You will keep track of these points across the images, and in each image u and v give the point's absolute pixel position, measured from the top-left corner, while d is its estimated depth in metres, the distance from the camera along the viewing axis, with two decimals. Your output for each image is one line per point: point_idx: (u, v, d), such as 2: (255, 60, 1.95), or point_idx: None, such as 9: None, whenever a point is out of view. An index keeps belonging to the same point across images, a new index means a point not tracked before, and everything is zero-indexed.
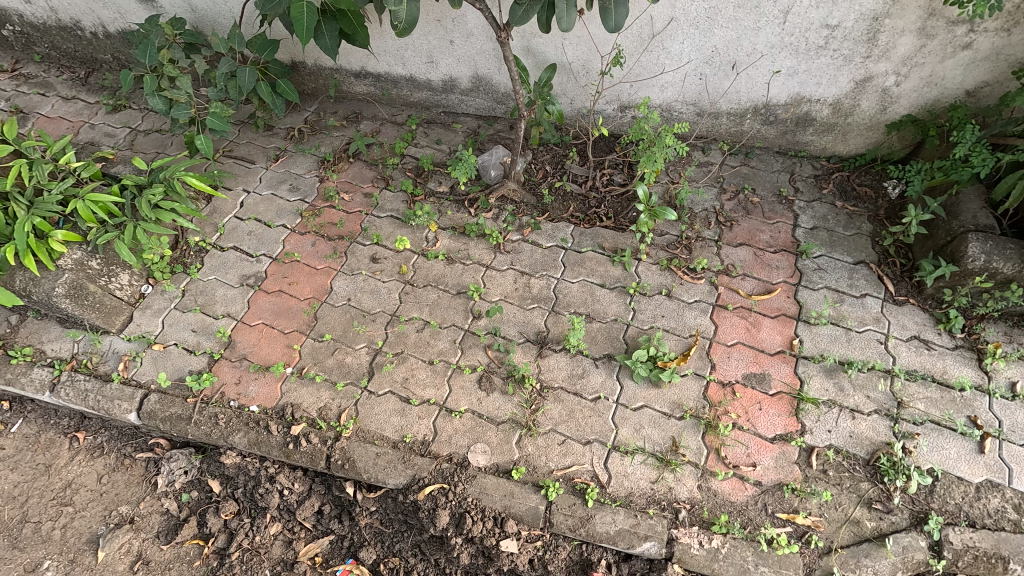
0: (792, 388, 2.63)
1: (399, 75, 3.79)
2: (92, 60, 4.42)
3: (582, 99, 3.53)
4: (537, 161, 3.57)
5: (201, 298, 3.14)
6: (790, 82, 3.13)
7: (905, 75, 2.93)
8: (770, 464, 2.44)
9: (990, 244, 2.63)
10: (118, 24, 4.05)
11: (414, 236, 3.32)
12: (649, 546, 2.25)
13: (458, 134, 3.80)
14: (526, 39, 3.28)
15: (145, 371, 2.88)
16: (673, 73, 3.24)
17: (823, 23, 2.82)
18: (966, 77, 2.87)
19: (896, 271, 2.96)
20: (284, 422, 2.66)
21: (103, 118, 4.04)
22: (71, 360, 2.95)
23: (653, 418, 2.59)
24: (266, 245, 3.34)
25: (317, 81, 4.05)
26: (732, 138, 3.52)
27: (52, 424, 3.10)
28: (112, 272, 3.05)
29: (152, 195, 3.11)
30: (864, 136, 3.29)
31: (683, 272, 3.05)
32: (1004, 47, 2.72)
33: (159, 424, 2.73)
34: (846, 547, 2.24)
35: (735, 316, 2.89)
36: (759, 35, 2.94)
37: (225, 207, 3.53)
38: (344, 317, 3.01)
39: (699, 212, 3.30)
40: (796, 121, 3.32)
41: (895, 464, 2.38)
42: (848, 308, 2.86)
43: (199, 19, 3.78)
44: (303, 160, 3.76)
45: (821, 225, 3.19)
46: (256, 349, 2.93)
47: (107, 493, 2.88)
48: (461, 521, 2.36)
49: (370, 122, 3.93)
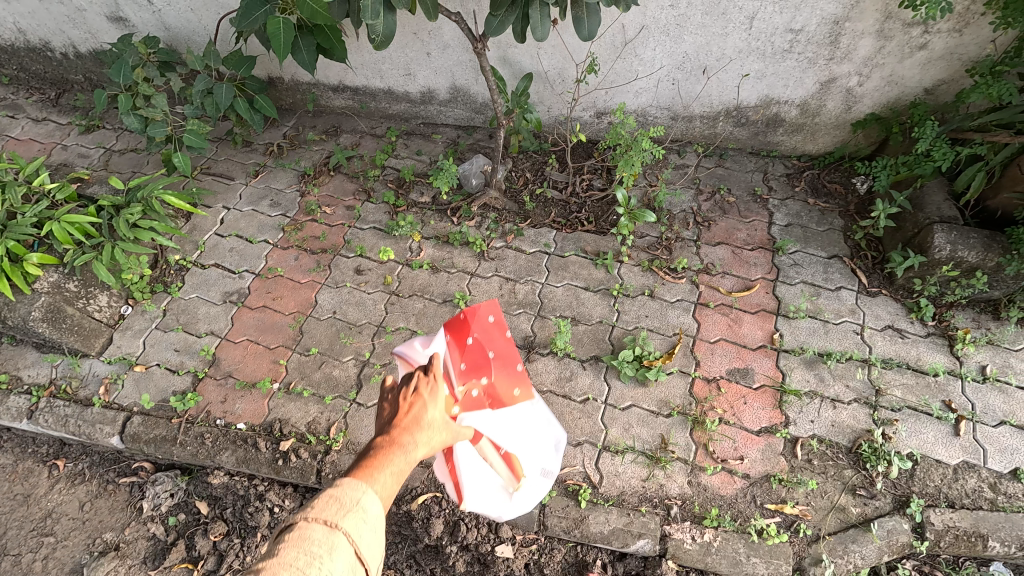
0: (774, 381, 2.69)
1: (377, 88, 3.82)
2: (62, 81, 4.37)
3: (559, 107, 3.60)
4: (518, 169, 3.62)
5: (183, 317, 3.10)
6: (758, 85, 3.23)
7: (867, 76, 3.06)
8: (757, 456, 2.49)
9: (954, 234, 2.73)
10: (89, 44, 4.01)
11: (397, 246, 3.33)
12: (643, 543, 2.28)
13: (438, 144, 3.83)
14: (501, 49, 3.33)
15: (127, 394, 2.83)
16: (646, 78, 3.32)
17: (787, 27, 2.92)
18: (923, 76, 3.00)
19: (869, 263, 3.05)
20: (272, 438, 2.64)
21: (76, 139, 3.99)
22: (49, 386, 2.88)
23: (641, 416, 2.63)
24: (248, 261, 3.32)
25: (295, 95, 4.06)
26: (706, 140, 3.62)
27: (30, 453, 3.02)
28: (90, 293, 3.01)
29: (130, 214, 3.10)
30: (832, 135, 3.41)
31: (664, 273, 3.11)
32: (957, 47, 2.85)
33: (143, 447, 2.69)
34: (834, 533, 2.30)
35: (716, 313, 2.95)
36: (727, 40, 3.04)
37: (205, 224, 3.50)
38: (330, 330, 3.00)
39: (677, 213, 3.37)
40: (766, 122, 3.42)
41: (876, 450, 2.45)
42: (825, 301, 2.95)
43: (173, 37, 3.77)
44: (283, 174, 3.75)
45: (795, 222, 3.28)
46: (241, 365, 2.90)
47: (90, 521, 2.81)
48: (456, 529, 2.38)
49: (349, 135, 3.94)
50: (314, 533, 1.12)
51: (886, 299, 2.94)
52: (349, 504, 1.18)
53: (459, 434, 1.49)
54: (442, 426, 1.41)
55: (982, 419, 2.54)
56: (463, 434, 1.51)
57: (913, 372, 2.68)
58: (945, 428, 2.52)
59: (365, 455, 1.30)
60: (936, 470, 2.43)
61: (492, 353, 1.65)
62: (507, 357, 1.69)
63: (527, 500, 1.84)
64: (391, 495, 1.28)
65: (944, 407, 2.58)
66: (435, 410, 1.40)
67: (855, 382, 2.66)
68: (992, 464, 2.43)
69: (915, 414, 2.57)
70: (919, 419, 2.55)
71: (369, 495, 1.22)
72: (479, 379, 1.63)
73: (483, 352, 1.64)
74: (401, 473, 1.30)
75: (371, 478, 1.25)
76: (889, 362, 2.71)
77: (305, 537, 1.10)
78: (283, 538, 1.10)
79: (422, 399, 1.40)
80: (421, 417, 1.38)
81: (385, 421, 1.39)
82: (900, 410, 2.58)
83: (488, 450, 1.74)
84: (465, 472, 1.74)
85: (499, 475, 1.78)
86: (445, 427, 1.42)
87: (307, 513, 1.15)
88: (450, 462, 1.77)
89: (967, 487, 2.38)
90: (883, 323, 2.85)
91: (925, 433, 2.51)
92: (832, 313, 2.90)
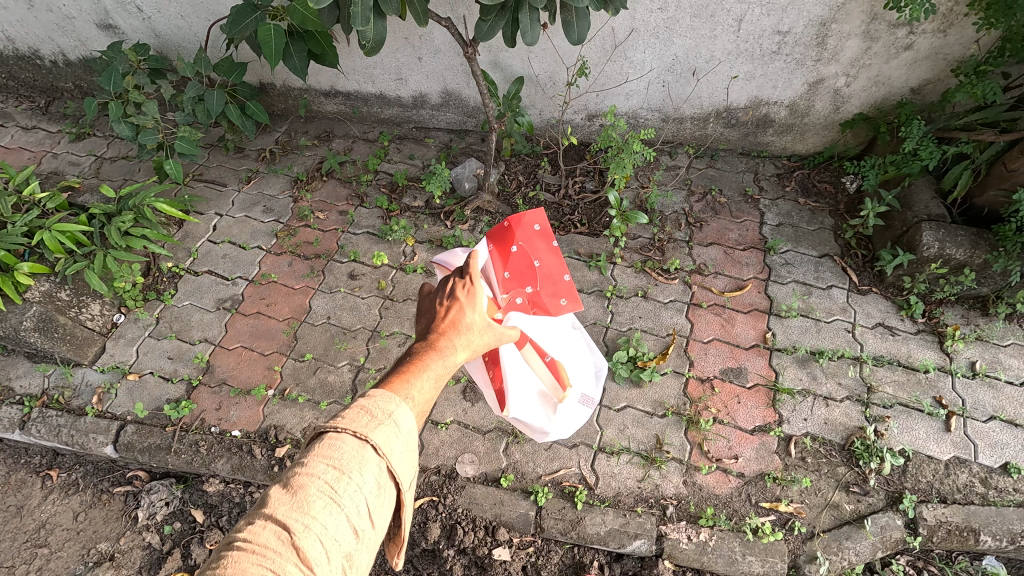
0: (768, 380, 2.71)
1: (369, 93, 3.82)
2: (52, 89, 4.35)
3: (550, 110, 3.61)
4: (510, 172, 3.63)
5: (177, 324, 3.09)
6: (748, 87, 3.26)
7: (854, 76, 3.09)
8: (751, 455, 2.51)
9: (942, 232, 2.76)
10: (78, 51, 3.99)
11: (391, 251, 3.33)
12: (639, 544, 2.29)
13: (430, 149, 3.84)
14: (492, 53, 3.35)
15: (121, 402, 2.82)
16: (637, 81, 3.34)
17: (775, 29, 2.95)
18: (910, 76, 3.03)
19: (859, 262, 3.08)
20: (268, 445, 2.64)
21: (66, 147, 3.97)
22: (42, 396, 2.87)
23: (636, 417, 2.64)
24: (241, 267, 3.31)
25: (287, 101, 4.06)
26: (697, 141, 3.64)
27: (23, 463, 3.00)
28: (82, 302, 2.99)
29: (122, 222, 3.09)
30: (821, 135, 3.44)
31: (657, 274, 3.13)
32: (942, 48, 2.88)
33: (137, 456, 2.68)
34: (828, 531, 2.32)
35: (709, 313, 2.97)
36: (716, 43, 3.07)
37: (198, 230, 3.49)
38: (325, 336, 3.00)
39: (669, 214, 3.39)
40: (756, 123, 3.45)
41: (868, 447, 2.47)
42: (816, 300, 2.98)
43: (163, 44, 3.76)
44: (276, 180, 3.75)
45: (786, 221, 3.31)
46: (236, 372, 2.89)
47: (84, 531, 2.80)
48: (453, 532, 2.39)
49: (342, 141, 3.94)
50: (346, 445, 1.16)
51: (877, 297, 2.96)
52: (380, 416, 1.22)
53: (502, 334, 1.61)
54: (481, 328, 1.54)
55: (973, 415, 2.56)
56: (507, 335, 1.63)
57: (904, 368, 2.71)
58: (936, 424, 2.55)
59: (406, 360, 1.43)
60: (928, 465, 2.45)
61: (538, 263, 1.73)
62: (552, 270, 1.74)
63: (568, 411, 1.87)
64: (430, 396, 1.40)
65: (935, 403, 2.60)
66: (473, 313, 1.54)
67: (847, 380, 2.69)
68: (983, 459, 2.45)
69: (907, 411, 2.59)
70: (911, 415, 2.57)
71: (401, 408, 1.27)
72: (521, 288, 1.71)
73: (528, 261, 1.72)
74: (439, 377, 1.43)
75: (410, 380, 1.36)
76: (880, 360, 2.73)
77: (336, 447, 1.15)
78: (316, 447, 1.16)
79: (459, 304, 1.54)
80: (460, 321, 1.52)
81: (425, 328, 1.54)
82: (892, 407, 2.60)
83: (531, 356, 1.78)
84: (512, 378, 1.73)
85: (540, 384, 1.82)
86: (484, 330, 1.56)
87: (338, 423, 1.19)
88: (494, 371, 1.76)
89: (958, 482, 2.40)
90: (873, 320, 2.87)
91: (916, 430, 2.54)
92: (823, 312, 2.93)
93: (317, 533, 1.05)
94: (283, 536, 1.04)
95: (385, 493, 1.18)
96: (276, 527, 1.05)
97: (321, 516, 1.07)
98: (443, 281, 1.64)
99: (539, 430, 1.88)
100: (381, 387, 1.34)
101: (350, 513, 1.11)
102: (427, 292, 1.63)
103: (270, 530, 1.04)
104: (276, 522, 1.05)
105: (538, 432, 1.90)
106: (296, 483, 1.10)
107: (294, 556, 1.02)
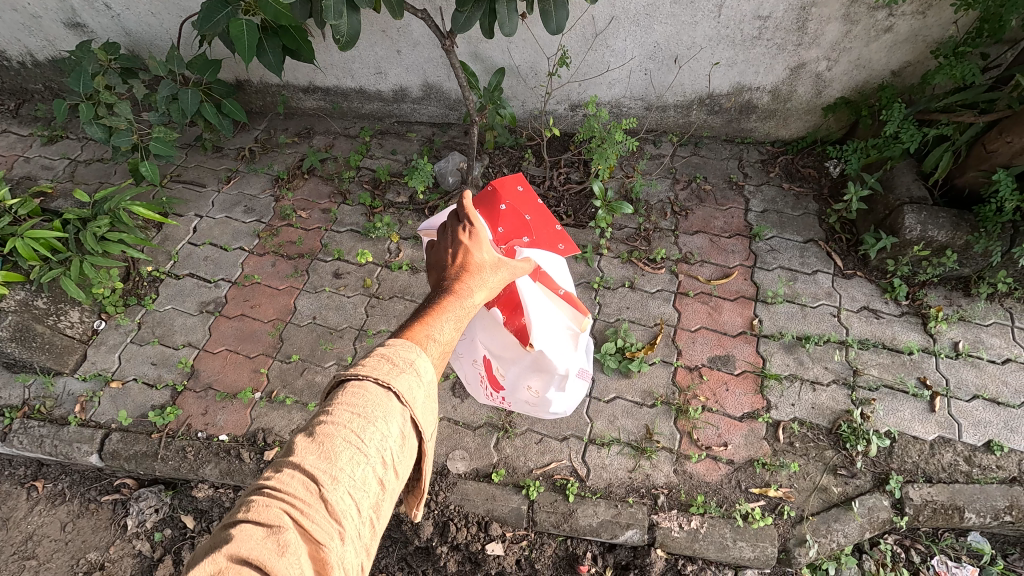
0: (755, 366, 2.73)
1: (348, 88, 3.76)
2: (22, 91, 4.24)
3: (533, 101, 3.58)
4: (494, 165, 3.60)
5: (159, 329, 3.04)
6: (730, 73, 3.24)
7: (835, 60, 3.08)
8: (740, 442, 2.52)
9: (924, 214, 2.78)
10: (47, 51, 3.88)
11: (376, 248, 3.30)
12: (631, 534, 2.30)
13: (413, 143, 3.79)
14: (471, 45, 3.30)
15: (104, 411, 2.77)
16: (619, 69, 3.31)
17: (755, 14, 2.93)
18: (890, 58, 3.03)
19: (844, 246, 3.10)
20: (256, 448, 2.61)
21: (38, 150, 3.87)
22: (23, 407, 2.82)
23: (626, 408, 2.64)
24: (223, 269, 3.26)
25: (265, 98, 3.98)
26: (681, 129, 3.63)
27: (6, 475, 2.95)
28: (60, 310, 2.91)
29: (97, 227, 3.02)
30: (804, 120, 3.44)
31: (643, 264, 3.12)
32: (922, 29, 2.88)
33: (124, 464, 2.64)
34: (817, 514, 2.34)
35: (696, 302, 2.97)
36: (697, 29, 3.04)
37: (177, 233, 3.42)
38: (310, 336, 2.97)
39: (654, 203, 3.38)
40: (739, 109, 3.44)
41: (855, 429, 2.50)
42: (802, 285, 2.99)
43: (134, 43, 3.66)
44: (256, 179, 3.69)
45: (771, 207, 3.32)
46: (221, 377, 2.85)
47: (73, 541, 2.77)
48: (446, 529, 2.38)
49: (323, 137, 3.88)
50: (371, 391, 1.15)
51: (861, 280, 2.98)
52: (402, 363, 1.21)
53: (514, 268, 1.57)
54: (494, 266, 1.50)
55: (956, 394, 2.60)
56: (523, 269, 1.58)
57: (888, 351, 2.73)
58: (921, 404, 2.58)
59: (424, 306, 1.41)
60: (914, 446, 2.48)
61: (529, 216, 1.74)
62: (545, 221, 1.75)
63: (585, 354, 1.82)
64: (452, 339, 1.39)
65: (919, 384, 2.63)
66: (483, 252, 1.51)
67: (833, 364, 2.71)
68: (967, 437, 2.49)
69: (892, 393, 2.62)
70: (896, 397, 2.60)
71: (422, 355, 1.26)
72: (520, 238, 1.72)
73: (519, 216, 1.73)
74: (459, 319, 1.41)
75: (429, 323, 1.35)
76: (866, 343, 2.75)
77: (360, 394, 1.14)
78: (340, 396, 1.15)
79: (466, 247, 1.49)
80: (470, 263, 1.47)
81: (437, 277, 1.49)
82: (878, 389, 2.62)
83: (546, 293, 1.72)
84: (533, 313, 1.68)
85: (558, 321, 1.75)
86: (497, 267, 1.51)
87: (361, 369, 1.18)
88: (510, 315, 1.72)
89: (943, 462, 2.44)
90: (858, 304, 2.89)
91: (902, 411, 2.57)
92: (809, 297, 2.94)
93: (346, 486, 1.04)
94: (312, 488, 1.01)
95: (409, 442, 1.18)
96: (304, 478, 1.02)
97: (349, 467, 1.05)
98: (444, 226, 1.58)
99: (561, 376, 1.76)
100: (401, 334, 1.32)
101: (376, 462, 1.09)
102: (432, 245, 1.57)
103: (298, 480, 1.02)
104: (305, 472, 1.03)
105: (558, 380, 1.79)
106: (322, 432, 1.08)
107: (323, 508, 1.00)
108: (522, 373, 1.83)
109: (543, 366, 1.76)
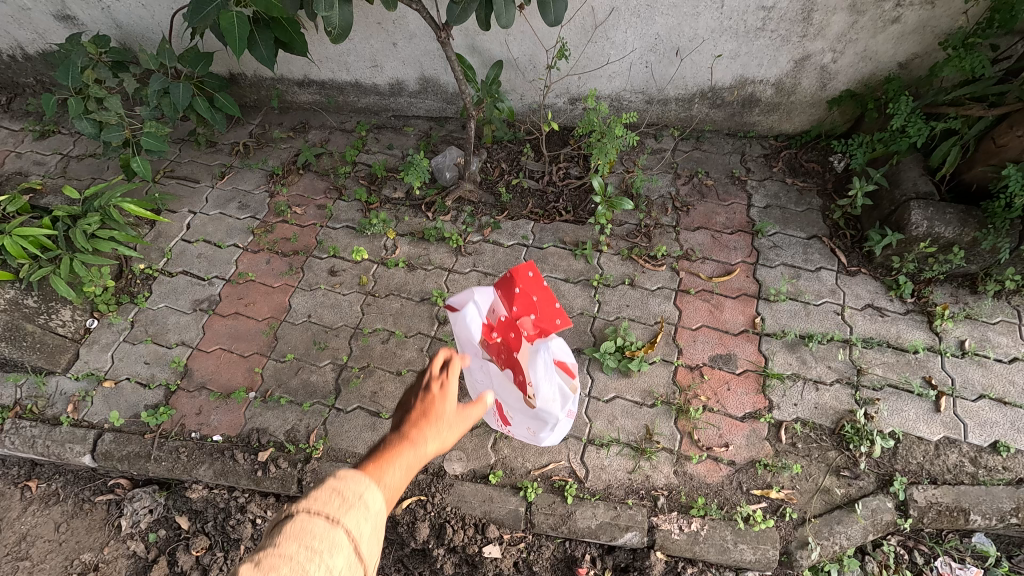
0: (757, 365, 2.68)
1: (344, 82, 3.69)
2: (14, 85, 4.18)
3: (531, 95, 3.51)
4: (492, 160, 3.54)
5: (152, 327, 2.99)
6: (732, 65, 3.17)
7: (840, 52, 3.01)
8: (741, 442, 2.48)
9: (931, 210, 2.72)
10: (37, 44, 3.82)
11: (372, 245, 3.24)
12: (630, 536, 2.27)
13: (410, 137, 3.73)
14: (468, 37, 3.23)
15: (97, 410, 2.74)
16: (619, 62, 3.24)
17: (759, 5, 2.85)
18: (897, 50, 2.96)
19: (848, 242, 3.04)
20: (251, 449, 2.57)
21: (30, 145, 3.82)
22: (14, 407, 2.77)
23: (625, 408, 2.60)
24: (217, 267, 3.21)
25: (259, 92, 3.92)
26: (682, 123, 3.56)
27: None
28: (51, 309, 2.86)
29: (87, 224, 2.95)
30: (808, 113, 3.37)
31: (644, 260, 3.07)
32: (930, 20, 2.80)
33: (117, 465, 2.60)
34: (819, 516, 2.31)
35: (697, 299, 2.92)
36: (699, 20, 2.97)
37: (171, 230, 3.37)
38: (305, 335, 2.92)
39: (655, 199, 3.32)
40: (742, 102, 3.38)
41: (859, 430, 2.46)
42: (805, 283, 2.93)
43: (126, 35, 3.60)
44: (251, 175, 3.63)
45: (774, 203, 3.26)
46: (215, 376, 2.81)
47: (67, 542, 2.74)
48: (442, 531, 2.34)
49: (318, 132, 3.82)
50: (316, 527, 1.04)
51: (865, 278, 2.93)
52: (352, 498, 1.12)
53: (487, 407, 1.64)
54: (456, 420, 1.48)
55: (962, 394, 2.55)
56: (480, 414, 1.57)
57: (893, 350, 2.68)
58: (926, 404, 2.53)
59: (378, 448, 1.32)
60: (918, 446, 2.44)
61: (537, 298, 1.90)
62: (549, 301, 1.91)
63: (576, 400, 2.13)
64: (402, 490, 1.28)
65: (924, 383, 2.59)
66: (448, 402, 1.48)
67: (837, 363, 2.66)
68: (973, 438, 2.44)
69: (897, 392, 2.57)
70: (901, 397, 2.56)
71: (373, 492, 1.16)
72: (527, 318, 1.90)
73: (529, 298, 1.90)
74: (412, 467, 1.32)
75: (384, 465, 1.26)
76: (870, 341, 2.71)
77: (307, 528, 1.03)
78: (284, 528, 1.03)
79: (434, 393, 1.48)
80: (435, 409, 1.44)
81: (398, 419, 1.43)
82: (882, 389, 2.58)
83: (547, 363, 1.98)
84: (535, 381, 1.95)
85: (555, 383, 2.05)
86: (458, 421, 1.48)
87: (309, 502, 1.08)
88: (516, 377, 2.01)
89: (949, 463, 2.40)
90: (863, 302, 2.84)
91: (906, 411, 2.52)
92: (812, 295, 2.89)
93: None
94: None
95: None
96: None
97: None
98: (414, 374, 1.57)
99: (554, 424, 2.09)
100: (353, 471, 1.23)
101: None
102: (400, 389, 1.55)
103: None
104: None
105: (552, 425, 2.12)
106: (265, 562, 0.97)
107: None
108: (526, 418, 2.17)
109: (541, 417, 2.08)
